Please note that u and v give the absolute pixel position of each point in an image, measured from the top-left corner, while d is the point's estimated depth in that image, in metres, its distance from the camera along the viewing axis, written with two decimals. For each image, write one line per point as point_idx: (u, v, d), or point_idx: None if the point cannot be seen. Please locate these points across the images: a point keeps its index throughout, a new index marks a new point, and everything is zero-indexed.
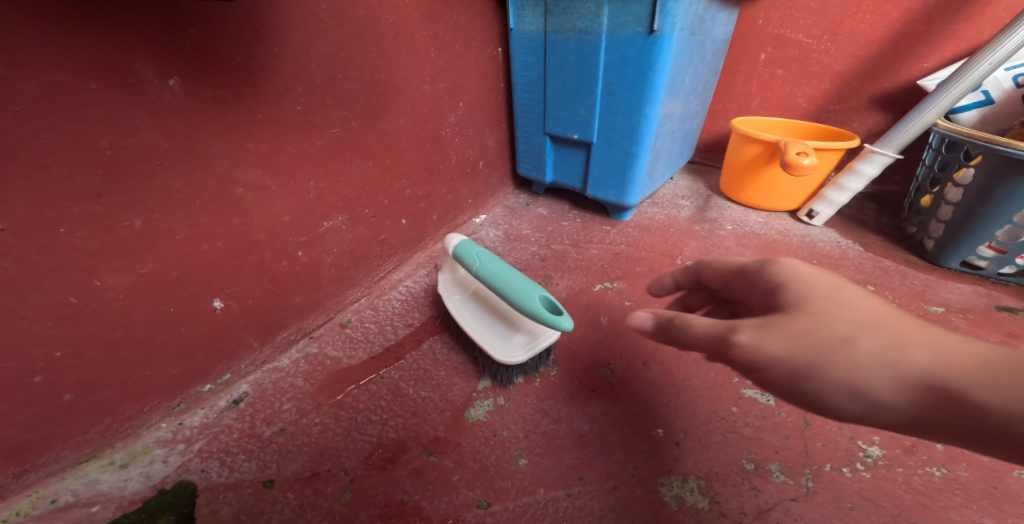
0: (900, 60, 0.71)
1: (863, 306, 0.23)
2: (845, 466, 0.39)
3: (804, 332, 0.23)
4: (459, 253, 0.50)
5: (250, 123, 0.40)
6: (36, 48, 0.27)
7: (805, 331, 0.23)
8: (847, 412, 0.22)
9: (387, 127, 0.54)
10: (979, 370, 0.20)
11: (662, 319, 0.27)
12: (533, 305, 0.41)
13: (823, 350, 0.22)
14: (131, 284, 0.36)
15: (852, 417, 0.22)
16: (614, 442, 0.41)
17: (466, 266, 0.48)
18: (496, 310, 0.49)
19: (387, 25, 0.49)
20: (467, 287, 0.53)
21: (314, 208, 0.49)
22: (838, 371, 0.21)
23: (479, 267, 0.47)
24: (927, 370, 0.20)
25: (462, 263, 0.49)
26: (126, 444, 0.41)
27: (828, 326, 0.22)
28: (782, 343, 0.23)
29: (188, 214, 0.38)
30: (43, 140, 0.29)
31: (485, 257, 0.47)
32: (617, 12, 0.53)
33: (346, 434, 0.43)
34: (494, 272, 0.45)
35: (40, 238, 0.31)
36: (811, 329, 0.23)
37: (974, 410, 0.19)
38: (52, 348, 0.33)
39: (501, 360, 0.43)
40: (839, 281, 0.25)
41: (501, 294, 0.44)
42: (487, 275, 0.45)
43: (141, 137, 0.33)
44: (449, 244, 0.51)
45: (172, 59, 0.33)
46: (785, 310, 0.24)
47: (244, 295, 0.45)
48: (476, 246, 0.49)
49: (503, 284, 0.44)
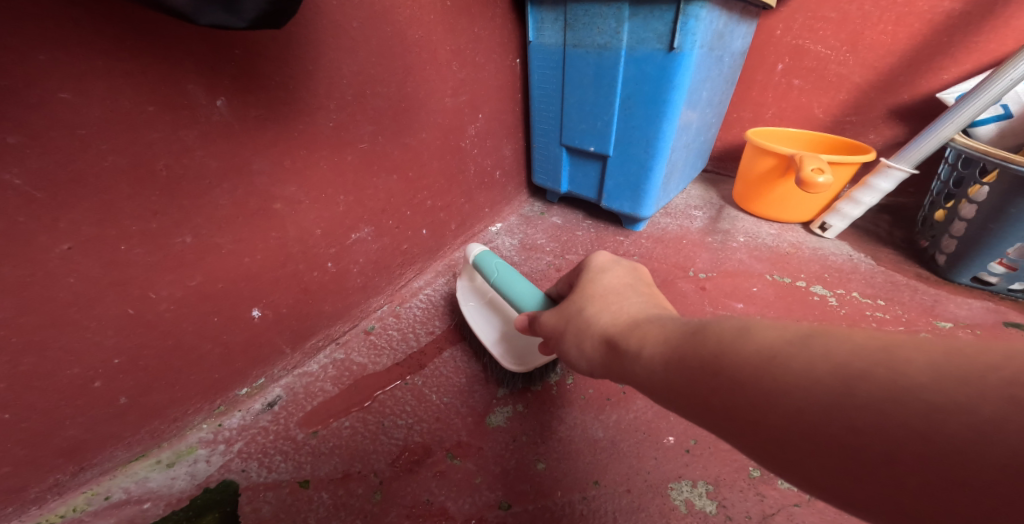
0: (920, 71, 0.71)
1: (604, 288, 0.35)
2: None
3: (564, 308, 0.37)
4: (478, 263, 0.52)
5: (287, 142, 0.42)
6: (104, 84, 0.30)
7: (564, 306, 0.37)
8: (584, 369, 0.33)
9: (411, 140, 0.55)
10: (630, 324, 0.30)
11: (526, 321, 0.42)
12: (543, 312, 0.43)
13: (565, 319, 0.36)
14: (181, 295, 0.39)
15: (588, 373, 0.33)
16: (627, 449, 0.43)
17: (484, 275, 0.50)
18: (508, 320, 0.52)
19: (413, 41, 0.50)
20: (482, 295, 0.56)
21: (343, 221, 0.51)
22: (572, 331, 0.35)
23: (496, 278, 0.49)
24: (605, 329, 0.31)
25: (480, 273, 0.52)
26: (171, 445, 0.44)
27: (577, 303, 0.36)
28: (551, 316, 0.38)
29: (232, 229, 0.41)
30: (106, 162, 0.31)
31: (503, 269, 0.49)
32: (637, 28, 0.54)
33: (374, 437, 0.45)
34: (510, 284, 0.47)
35: (104, 255, 0.33)
36: (568, 306, 0.36)
37: (622, 356, 0.29)
38: (111, 354, 0.37)
39: (510, 367, 0.47)
40: (614, 273, 0.37)
41: (514, 306, 0.46)
42: (503, 286, 0.48)
43: (191, 158, 0.36)
44: (470, 253, 0.54)
45: (220, 82, 0.35)
46: (571, 293, 0.38)
47: (278, 304, 0.48)
48: (495, 257, 0.51)
49: (517, 297, 0.46)
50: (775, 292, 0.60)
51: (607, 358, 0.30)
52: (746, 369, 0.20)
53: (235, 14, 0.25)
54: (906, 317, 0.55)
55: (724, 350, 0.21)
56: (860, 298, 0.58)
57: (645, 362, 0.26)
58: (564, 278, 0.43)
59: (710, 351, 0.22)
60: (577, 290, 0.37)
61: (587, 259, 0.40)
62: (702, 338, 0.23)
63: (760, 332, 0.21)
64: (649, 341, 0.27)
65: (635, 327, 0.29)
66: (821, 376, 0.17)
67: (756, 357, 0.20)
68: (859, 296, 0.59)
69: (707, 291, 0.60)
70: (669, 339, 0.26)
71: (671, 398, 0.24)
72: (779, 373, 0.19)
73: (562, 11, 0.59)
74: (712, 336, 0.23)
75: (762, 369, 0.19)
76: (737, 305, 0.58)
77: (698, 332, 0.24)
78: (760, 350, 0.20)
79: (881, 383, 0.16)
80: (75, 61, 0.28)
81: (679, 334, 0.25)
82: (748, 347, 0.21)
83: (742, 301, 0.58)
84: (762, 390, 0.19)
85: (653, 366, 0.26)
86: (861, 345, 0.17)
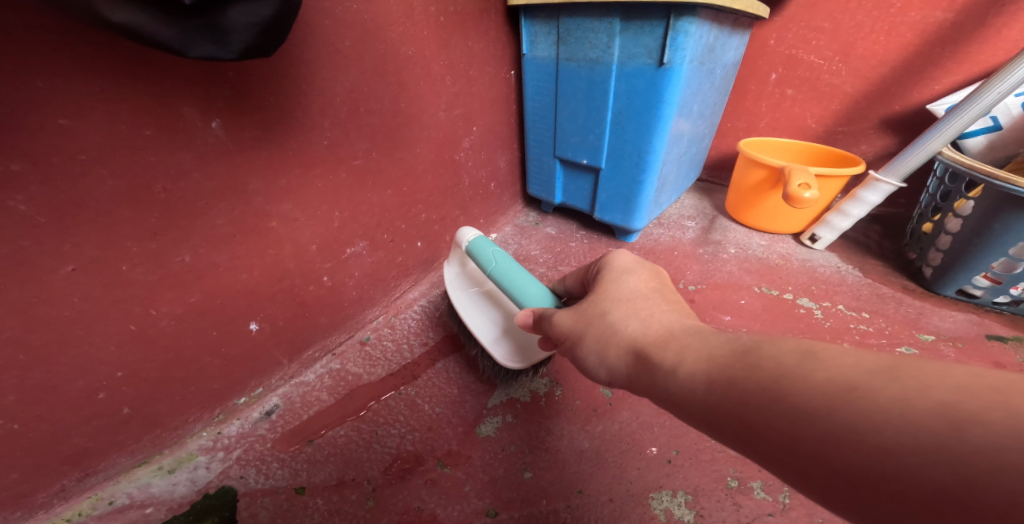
0: (912, 82, 0.72)
1: (630, 292, 0.36)
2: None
3: (582, 310, 0.37)
4: (476, 251, 0.53)
5: (281, 161, 0.43)
6: (102, 112, 0.31)
7: (583, 307, 0.37)
8: (602, 378, 0.34)
9: (404, 155, 0.56)
10: (663, 338, 0.30)
11: (535, 316, 0.42)
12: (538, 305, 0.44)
13: (585, 321, 0.36)
14: (181, 311, 0.41)
15: (607, 382, 0.34)
16: (611, 459, 0.45)
17: (480, 264, 0.52)
18: (504, 311, 0.54)
19: (405, 57, 0.51)
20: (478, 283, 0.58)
21: (338, 236, 0.52)
22: (592, 335, 0.35)
23: (494, 267, 0.50)
24: (634, 338, 0.32)
25: (477, 261, 0.53)
26: (172, 451, 0.46)
27: (597, 306, 0.36)
28: (568, 315, 0.38)
29: (229, 248, 0.42)
30: (106, 186, 0.33)
31: (501, 259, 0.51)
32: (628, 43, 0.55)
33: (368, 445, 0.47)
34: (507, 274, 0.49)
35: (105, 274, 0.35)
36: (587, 308, 0.37)
37: (655, 372, 0.29)
38: (114, 367, 0.38)
39: (499, 357, 0.48)
40: (639, 277, 0.37)
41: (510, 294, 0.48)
42: (501, 275, 0.49)
43: (189, 180, 0.37)
44: (468, 241, 0.55)
45: (215, 105, 0.37)
46: (591, 294, 0.39)
47: (275, 317, 0.49)
48: (493, 246, 0.53)
49: (513, 286, 0.48)
50: (763, 304, 0.61)
51: (636, 369, 0.31)
52: (818, 400, 0.20)
53: (224, 46, 0.27)
54: (890, 330, 0.56)
55: (789, 378, 0.22)
56: (845, 311, 0.59)
57: (687, 380, 0.27)
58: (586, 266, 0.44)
59: (771, 377, 0.22)
60: (597, 292, 0.38)
61: (608, 261, 0.41)
62: (759, 362, 0.23)
63: (829, 359, 0.21)
64: (690, 358, 0.27)
65: (668, 340, 0.30)
66: (922, 415, 0.17)
67: (831, 387, 0.20)
68: (844, 309, 0.60)
69: (695, 303, 0.61)
70: (714, 356, 0.26)
71: (723, 425, 0.24)
72: (862, 408, 0.19)
73: (555, 25, 0.60)
74: (771, 361, 0.23)
75: (835, 402, 0.20)
76: (724, 317, 0.59)
77: (753, 354, 0.24)
78: (835, 379, 0.20)
79: (995, 427, 0.16)
80: (75, 90, 0.29)
81: (725, 354, 0.26)
82: (817, 376, 0.21)
83: (730, 314, 0.59)
84: (842, 426, 0.19)
85: (693, 387, 0.26)
86: (964, 382, 0.18)
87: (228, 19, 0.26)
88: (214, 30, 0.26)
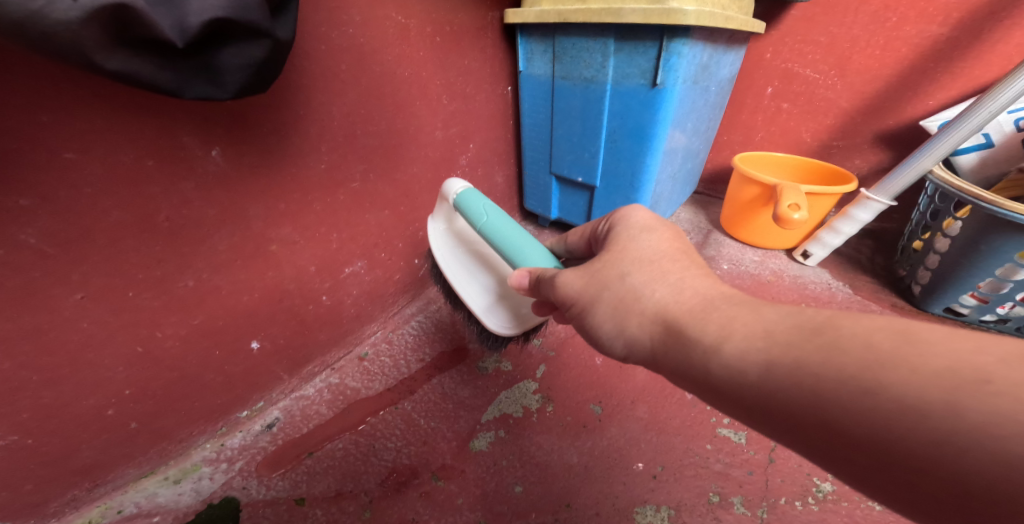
0: (906, 97, 0.72)
1: (650, 252, 0.34)
2: (797, 500, 0.44)
3: (594, 272, 0.35)
4: (465, 204, 0.52)
5: (281, 187, 0.45)
6: (105, 146, 0.32)
7: (597, 269, 0.35)
8: (619, 350, 0.34)
9: (402, 175, 0.58)
10: (702, 309, 0.29)
11: (533, 277, 0.42)
12: (533, 262, 0.45)
13: (601, 285, 0.34)
14: (185, 332, 0.42)
15: (623, 355, 0.34)
16: (598, 474, 0.46)
17: (472, 218, 0.51)
18: (493, 270, 0.55)
19: (402, 78, 0.52)
20: (467, 240, 0.59)
21: (336, 256, 0.53)
22: (610, 304, 0.34)
23: (485, 222, 0.50)
24: (667, 310, 0.31)
25: (467, 215, 0.52)
26: (177, 462, 0.48)
27: (616, 272, 0.34)
28: (578, 277, 0.36)
29: (230, 272, 0.43)
30: (111, 217, 0.34)
31: (492, 213, 0.50)
32: (622, 64, 0.56)
33: (365, 458, 0.49)
34: (498, 229, 0.49)
35: (112, 300, 0.37)
36: (603, 271, 0.35)
37: (696, 347, 0.28)
38: (122, 385, 0.40)
39: (491, 325, 0.52)
40: (665, 241, 0.35)
41: (501, 251, 0.48)
42: (491, 231, 0.49)
43: (191, 209, 0.38)
44: (455, 193, 0.54)
45: (217, 136, 0.38)
46: (606, 254, 0.36)
47: (275, 336, 0.51)
48: (483, 198, 0.52)
49: (504, 242, 0.48)
50: None
51: (665, 340, 0.30)
52: (932, 398, 0.19)
53: (220, 87, 0.29)
54: None
55: (888, 365, 0.21)
56: None
57: (742, 357, 0.26)
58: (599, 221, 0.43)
59: (857, 364, 0.21)
60: (614, 252, 0.36)
61: (630, 222, 0.38)
62: (839, 346, 0.22)
63: (933, 344, 0.20)
64: (744, 334, 0.26)
65: (709, 313, 0.29)
66: None
67: (948, 378, 0.19)
68: None
69: None
70: (772, 333, 0.25)
71: (786, 411, 0.23)
72: (992, 404, 0.18)
73: (551, 44, 0.61)
74: (853, 343, 0.22)
75: (951, 395, 0.19)
76: None
77: (828, 333, 0.23)
78: (951, 371, 0.19)
79: None
80: (81, 128, 0.31)
81: (793, 332, 0.24)
82: (925, 366, 0.20)
83: None
84: (967, 428, 0.18)
85: (749, 368, 0.25)
86: None
87: (221, 61, 0.28)
88: (205, 70, 0.28)
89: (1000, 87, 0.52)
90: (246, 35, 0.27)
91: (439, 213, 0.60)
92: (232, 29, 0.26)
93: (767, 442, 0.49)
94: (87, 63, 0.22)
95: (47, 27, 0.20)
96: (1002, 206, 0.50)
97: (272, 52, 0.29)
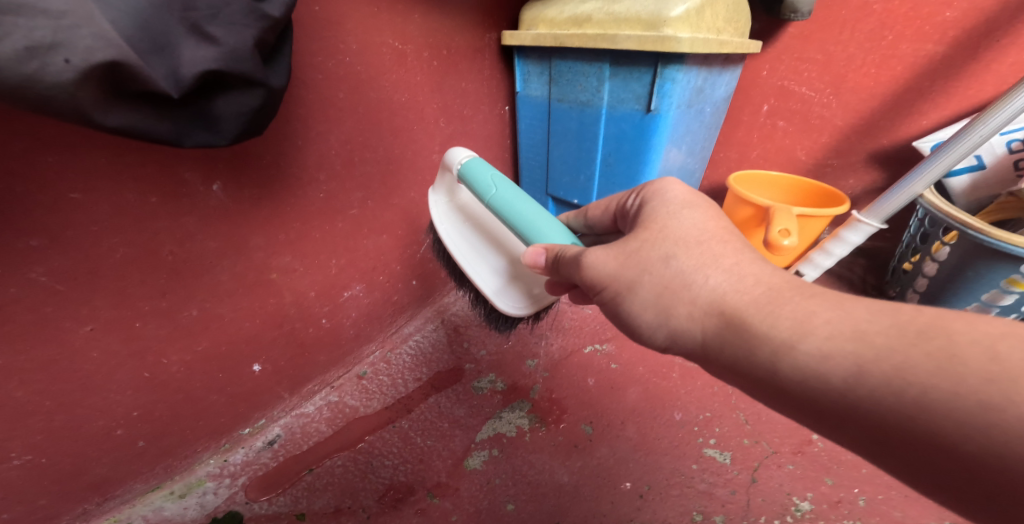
0: (899, 118, 0.74)
1: (693, 232, 0.32)
2: (776, 520, 0.45)
3: (630, 252, 0.33)
4: (471, 176, 0.50)
5: (281, 217, 0.46)
6: (110, 186, 0.33)
7: (633, 250, 0.33)
8: (660, 339, 0.32)
9: (399, 199, 0.59)
10: (766, 300, 0.28)
11: (550, 255, 0.40)
12: (547, 237, 0.43)
13: (641, 269, 0.32)
14: (190, 357, 0.44)
15: (665, 343, 0.32)
16: (587, 493, 0.48)
17: (479, 191, 0.49)
18: (501, 247, 0.54)
19: (399, 104, 0.53)
20: (471, 216, 0.57)
21: (336, 281, 0.55)
22: (654, 287, 0.32)
23: (493, 195, 0.48)
24: (724, 298, 0.29)
25: (474, 188, 0.50)
26: (182, 477, 0.50)
27: (655, 251, 0.32)
28: (608, 258, 0.34)
29: (233, 300, 0.45)
30: (117, 253, 0.36)
31: (500, 185, 0.48)
32: (617, 88, 0.57)
33: (363, 475, 0.51)
34: (508, 202, 0.47)
35: (120, 330, 0.38)
36: (640, 250, 0.33)
37: (767, 342, 0.26)
38: (131, 407, 0.42)
39: (501, 306, 0.51)
40: (708, 219, 0.33)
41: (512, 225, 0.46)
42: (501, 204, 0.47)
43: (194, 242, 0.40)
44: (459, 163, 0.52)
45: (218, 171, 0.39)
46: (642, 231, 0.34)
47: (276, 358, 0.53)
48: (490, 169, 0.50)
49: (515, 217, 0.46)
50: None
51: (721, 331, 0.29)
52: None
53: (218, 134, 0.30)
54: None
55: (1010, 381, 0.20)
56: None
57: (824, 361, 0.24)
58: (628, 195, 0.43)
59: (978, 376, 0.20)
60: (651, 231, 0.34)
61: (665, 198, 0.36)
62: (954, 354, 0.22)
63: None
64: (827, 333, 0.25)
65: (776, 304, 0.27)
66: None
67: None
68: None
69: None
70: (863, 332, 0.24)
71: (874, 418, 0.23)
72: None
73: (547, 66, 0.62)
74: (968, 353, 0.21)
75: None
76: None
77: (940, 338, 0.22)
78: None
79: None
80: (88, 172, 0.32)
81: (893, 334, 0.23)
82: None
83: None
84: None
85: (833, 374, 0.24)
86: None
87: (218, 110, 0.29)
88: (203, 117, 0.29)
89: (990, 114, 0.52)
90: (241, 85, 0.29)
91: (440, 186, 0.57)
92: (225, 78, 0.28)
93: (750, 462, 0.50)
94: (87, 119, 0.23)
95: (46, 90, 0.21)
96: (988, 233, 0.52)
97: (266, 99, 0.31)
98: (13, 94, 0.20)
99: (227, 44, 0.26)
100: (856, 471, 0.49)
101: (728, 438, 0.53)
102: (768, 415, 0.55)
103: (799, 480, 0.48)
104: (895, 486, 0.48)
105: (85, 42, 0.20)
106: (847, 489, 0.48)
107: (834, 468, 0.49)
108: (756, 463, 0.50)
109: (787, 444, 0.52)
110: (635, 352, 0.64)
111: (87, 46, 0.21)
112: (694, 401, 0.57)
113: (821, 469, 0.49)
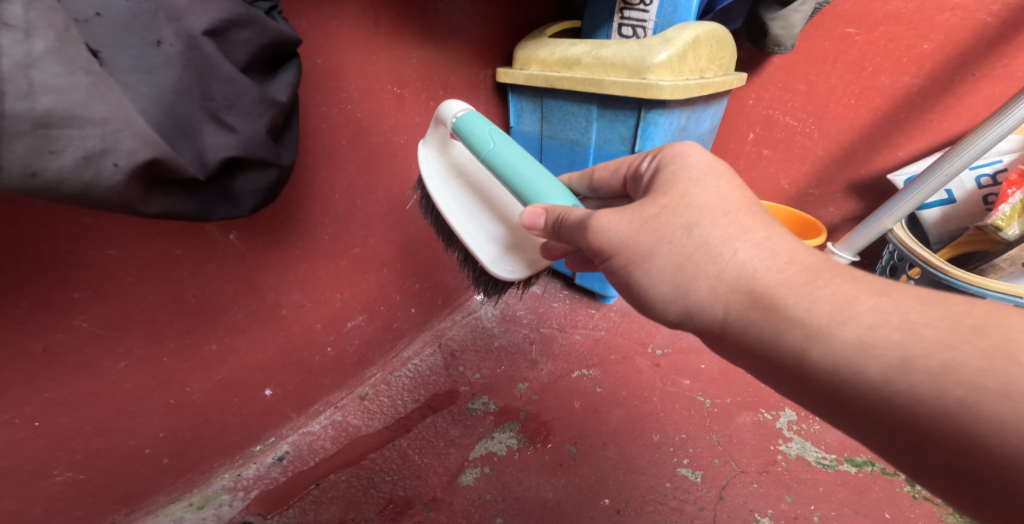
0: (876, 150, 0.78)
1: (718, 201, 0.30)
2: None
3: (647, 219, 0.31)
4: (468, 130, 0.48)
5: (290, 257, 0.50)
6: (139, 241, 0.37)
7: (650, 217, 0.31)
8: (674, 313, 0.30)
9: (399, 233, 0.63)
10: (800, 280, 0.26)
11: (551, 217, 0.39)
12: (546, 195, 0.42)
13: (658, 236, 0.30)
14: (209, 386, 0.48)
15: (678, 318, 0.30)
16: (569, 509, 0.53)
17: (477, 147, 0.47)
18: (493, 208, 0.52)
19: (399, 144, 0.57)
20: (462, 175, 0.55)
21: (340, 312, 0.59)
22: (673, 258, 0.29)
23: (491, 149, 0.46)
24: (755, 276, 0.27)
25: (471, 142, 0.49)
26: (200, 490, 0.54)
27: (676, 220, 0.30)
28: (621, 223, 0.32)
29: (247, 334, 0.49)
30: (148, 299, 0.40)
31: (499, 140, 0.47)
32: (604, 129, 0.61)
33: (365, 490, 0.55)
34: (507, 157, 0.46)
35: (149, 364, 0.42)
36: (660, 217, 0.31)
37: (801, 324, 0.25)
38: (157, 430, 0.46)
39: (491, 267, 0.48)
40: (732, 188, 0.31)
41: (510, 181, 0.45)
42: (499, 159, 0.46)
43: (213, 285, 0.44)
44: (455, 116, 0.50)
45: (235, 222, 0.43)
46: (659, 196, 0.32)
47: (286, 383, 0.57)
48: (489, 124, 0.48)
49: (513, 173, 0.45)
50: (720, 370, 0.69)
51: (745, 309, 0.27)
52: None
53: (237, 206, 0.34)
54: None
55: None
56: None
57: (863, 350, 0.23)
58: (642, 159, 0.41)
59: None
60: (672, 197, 0.31)
61: (686, 161, 0.34)
62: (1009, 352, 0.21)
63: None
64: (869, 320, 0.23)
65: (814, 284, 0.26)
66: None
67: None
68: None
69: (660, 367, 0.70)
70: (914, 324, 0.23)
71: (906, 412, 0.22)
72: None
73: (539, 105, 0.66)
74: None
75: None
76: (684, 381, 0.68)
77: (995, 334, 0.21)
78: None
79: None
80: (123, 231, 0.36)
81: (944, 329, 0.22)
82: None
83: (689, 378, 0.68)
84: None
85: (870, 366, 0.23)
86: None
87: (238, 188, 0.33)
88: (226, 195, 0.32)
89: (949, 161, 0.56)
90: (259, 166, 0.33)
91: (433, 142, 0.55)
92: (243, 162, 0.31)
93: (719, 480, 0.55)
94: (130, 209, 0.26)
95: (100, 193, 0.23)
96: (936, 265, 0.57)
97: (278, 176, 0.35)
98: (66, 197, 0.22)
99: (244, 132, 0.30)
100: (814, 489, 0.54)
101: (700, 458, 0.57)
102: (738, 437, 0.60)
103: (761, 497, 0.53)
104: (848, 503, 0.52)
105: (127, 145, 0.23)
106: (804, 506, 0.52)
107: (795, 487, 0.54)
108: (725, 482, 0.55)
109: (754, 464, 0.56)
110: (619, 377, 0.69)
111: (130, 149, 0.23)
112: (672, 423, 0.62)
113: (782, 487, 0.54)
